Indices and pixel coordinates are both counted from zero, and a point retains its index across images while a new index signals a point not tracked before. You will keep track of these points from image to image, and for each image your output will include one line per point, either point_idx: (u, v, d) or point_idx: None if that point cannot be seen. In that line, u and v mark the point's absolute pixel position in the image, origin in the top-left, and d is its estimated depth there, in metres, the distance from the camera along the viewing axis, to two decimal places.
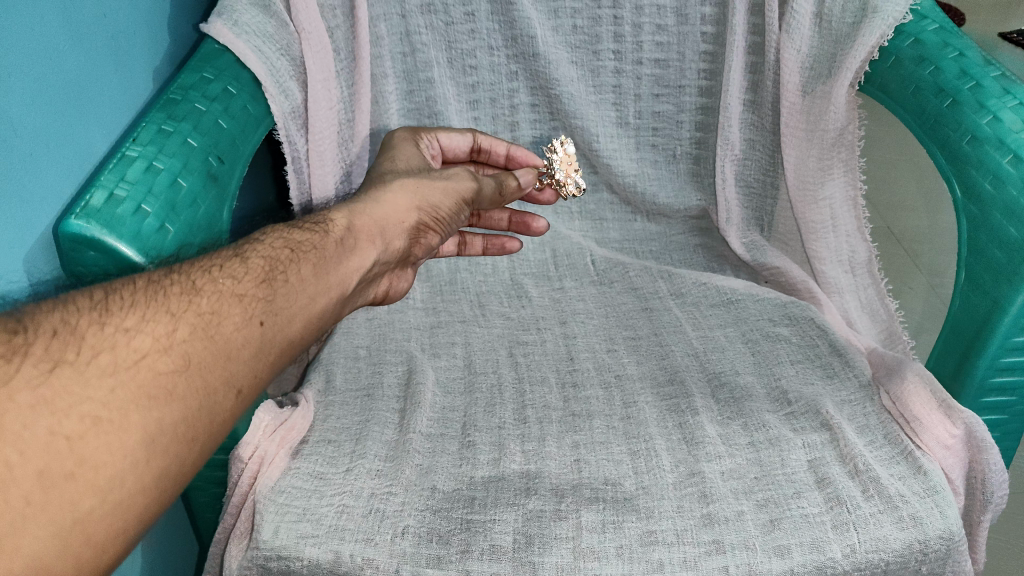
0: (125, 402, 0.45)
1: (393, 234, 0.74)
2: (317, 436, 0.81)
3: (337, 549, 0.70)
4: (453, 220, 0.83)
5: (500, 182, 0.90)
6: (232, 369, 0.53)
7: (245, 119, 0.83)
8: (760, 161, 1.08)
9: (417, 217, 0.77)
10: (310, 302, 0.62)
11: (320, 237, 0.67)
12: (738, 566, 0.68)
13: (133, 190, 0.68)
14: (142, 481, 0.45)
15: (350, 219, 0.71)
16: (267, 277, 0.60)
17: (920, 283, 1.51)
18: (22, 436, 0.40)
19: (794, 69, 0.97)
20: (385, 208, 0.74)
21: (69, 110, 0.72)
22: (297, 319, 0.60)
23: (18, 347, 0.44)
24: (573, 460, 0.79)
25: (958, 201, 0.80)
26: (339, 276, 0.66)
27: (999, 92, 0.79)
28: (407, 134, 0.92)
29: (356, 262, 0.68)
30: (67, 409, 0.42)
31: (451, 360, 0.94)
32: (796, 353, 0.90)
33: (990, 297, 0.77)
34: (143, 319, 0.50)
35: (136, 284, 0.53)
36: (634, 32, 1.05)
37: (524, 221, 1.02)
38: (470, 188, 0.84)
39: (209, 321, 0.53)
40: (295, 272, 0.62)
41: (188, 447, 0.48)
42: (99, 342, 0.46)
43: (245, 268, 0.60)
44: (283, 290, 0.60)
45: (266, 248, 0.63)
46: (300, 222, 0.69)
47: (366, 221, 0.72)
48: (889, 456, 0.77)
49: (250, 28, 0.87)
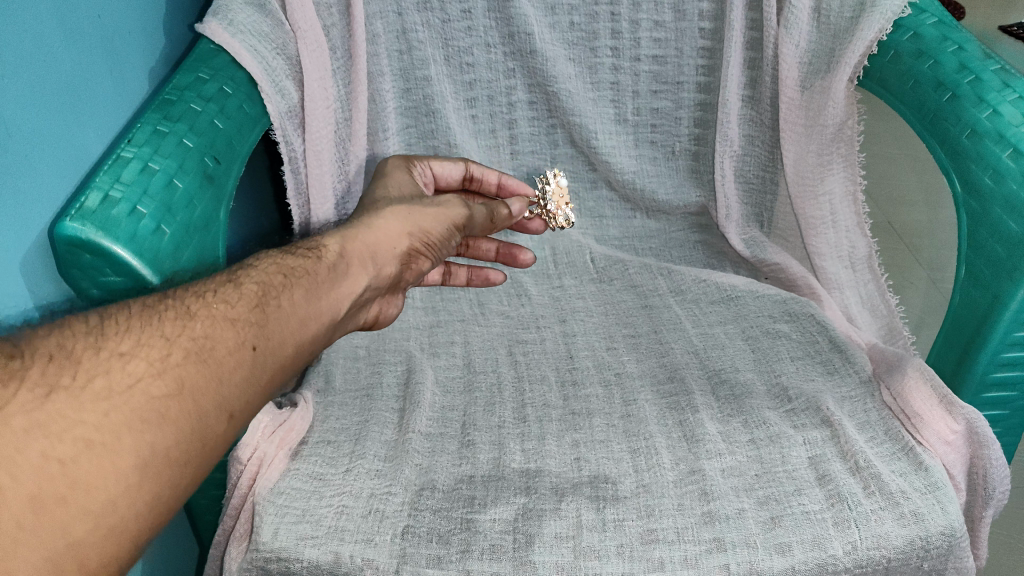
0: (118, 425, 0.45)
1: (384, 260, 0.73)
2: (317, 437, 0.81)
3: (337, 551, 0.70)
4: (445, 247, 0.82)
5: (492, 210, 0.88)
6: (225, 393, 0.52)
7: (241, 119, 0.83)
8: (759, 157, 1.08)
9: (410, 243, 0.76)
10: (302, 328, 0.61)
11: (312, 262, 0.66)
12: (738, 564, 0.68)
13: (128, 191, 0.68)
14: (135, 505, 0.44)
15: (342, 244, 0.70)
16: (260, 301, 0.60)
17: (921, 278, 1.50)
18: (14, 460, 0.40)
19: (792, 65, 0.96)
20: (377, 235, 0.74)
21: (64, 111, 0.71)
22: (289, 343, 0.60)
23: (14, 372, 0.44)
24: (573, 459, 0.79)
25: (959, 196, 0.79)
26: (330, 301, 0.65)
27: (999, 85, 0.79)
28: (399, 161, 0.91)
29: (348, 287, 0.68)
30: (60, 434, 0.42)
31: (450, 359, 0.94)
32: (796, 350, 0.90)
33: (991, 292, 0.76)
34: (137, 344, 0.49)
35: (130, 310, 0.52)
36: (631, 28, 1.04)
37: (512, 254, 1.00)
38: (462, 215, 0.82)
39: (202, 346, 0.53)
40: (288, 297, 0.62)
41: (181, 471, 0.48)
42: (92, 369, 0.46)
43: (239, 293, 0.59)
44: (276, 314, 0.59)
45: (259, 273, 0.63)
46: (292, 249, 0.68)
47: (358, 246, 0.71)
48: (889, 452, 0.77)
49: (244, 27, 0.87)
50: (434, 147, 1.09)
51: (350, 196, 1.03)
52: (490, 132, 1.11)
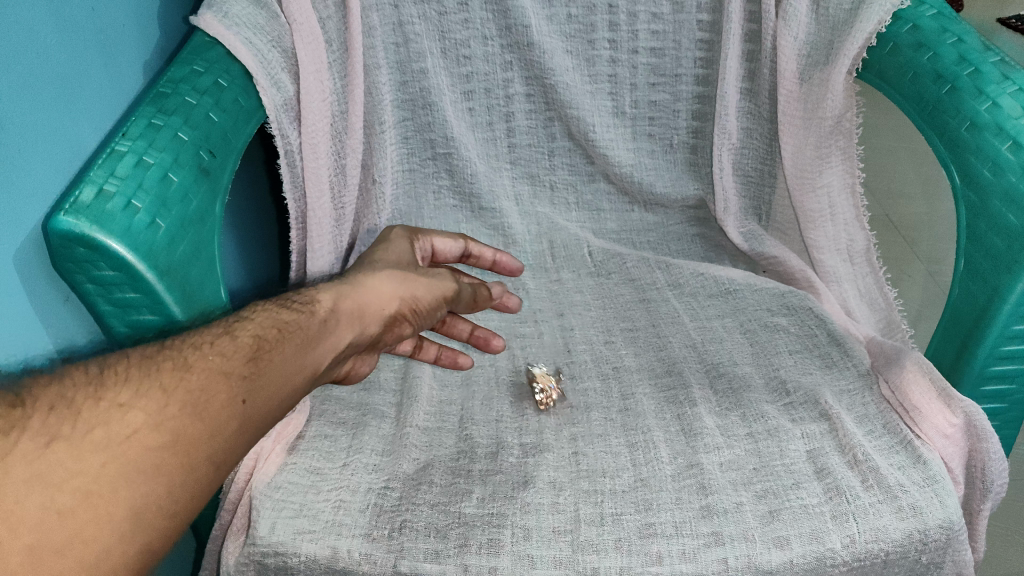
0: (113, 478, 0.46)
1: (374, 321, 0.74)
2: (314, 431, 0.81)
3: (334, 545, 0.69)
4: (432, 315, 0.82)
5: (476, 290, 0.89)
6: (215, 448, 0.53)
7: (236, 112, 0.82)
8: (757, 150, 1.07)
9: (399, 307, 0.76)
10: (290, 382, 0.62)
11: (306, 316, 0.67)
12: (736, 557, 0.68)
13: (123, 185, 0.68)
14: (123, 558, 0.45)
15: (336, 301, 0.71)
16: (254, 354, 0.60)
17: (918, 271, 1.50)
18: (11, 512, 0.42)
19: (790, 57, 0.96)
20: (369, 295, 0.74)
21: (58, 104, 0.71)
22: (278, 397, 0.60)
23: (16, 420, 0.45)
24: (571, 453, 0.78)
25: (958, 188, 0.79)
26: (317, 356, 0.66)
27: (999, 77, 0.78)
28: (404, 232, 0.90)
29: (337, 344, 0.68)
30: (58, 485, 0.44)
31: (448, 353, 0.94)
32: (794, 344, 0.90)
33: (990, 285, 0.76)
34: (135, 395, 0.51)
35: (130, 360, 0.54)
36: (629, 20, 1.03)
37: (485, 339, 0.92)
38: (452, 289, 0.84)
39: (199, 398, 0.54)
40: (281, 350, 0.62)
41: (168, 522, 0.49)
42: (92, 419, 0.48)
43: (235, 344, 0.60)
44: (268, 368, 0.60)
45: (254, 325, 0.63)
46: (286, 298, 0.69)
47: (351, 304, 0.72)
48: (888, 445, 0.77)
49: (240, 20, 0.87)
50: (431, 140, 1.09)
51: (348, 189, 1.02)
52: (487, 125, 1.10)
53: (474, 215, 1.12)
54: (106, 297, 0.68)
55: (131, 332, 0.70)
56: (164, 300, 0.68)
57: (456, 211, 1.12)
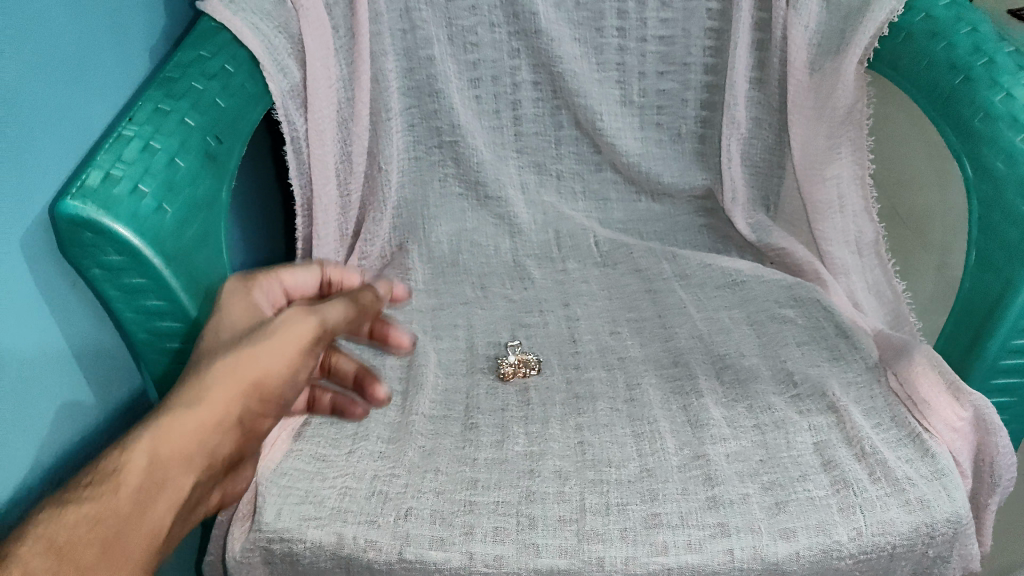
0: None
1: (238, 412, 0.57)
2: (320, 418, 0.81)
3: (339, 532, 0.69)
4: (306, 368, 0.61)
5: (355, 297, 0.67)
6: None
7: (243, 97, 0.82)
8: (766, 140, 1.07)
9: (283, 386, 0.59)
10: (155, 534, 0.52)
11: (140, 471, 0.51)
12: (743, 549, 0.67)
13: (130, 170, 0.67)
14: None
15: (176, 413, 0.54)
16: (98, 530, 0.49)
17: (926, 265, 1.49)
18: None
19: (801, 47, 0.95)
20: (248, 367, 0.56)
21: (66, 87, 0.70)
22: (148, 551, 0.51)
23: None
24: (576, 443, 0.78)
25: (969, 179, 0.78)
26: (176, 496, 0.53)
27: (1014, 68, 0.78)
28: (236, 282, 0.67)
29: (175, 495, 0.53)
30: None
31: (453, 342, 0.93)
32: (802, 335, 0.90)
33: (1003, 276, 0.75)
34: None
35: None
36: (638, 8, 1.02)
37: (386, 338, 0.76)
38: (338, 320, 0.63)
39: None
40: (149, 501, 0.52)
41: None
42: None
43: (70, 519, 0.48)
44: (124, 532, 0.50)
45: (91, 498, 0.50)
46: (101, 461, 0.52)
47: (207, 413, 0.55)
48: (896, 438, 0.76)
49: (247, 5, 0.87)
50: (437, 128, 1.07)
51: (354, 176, 1.03)
52: (494, 113, 1.09)
53: (479, 203, 1.10)
54: (113, 282, 0.67)
55: (138, 317, 0.69)
56: (170, 285, 0.68)
57: (462, 200, 1.10)
